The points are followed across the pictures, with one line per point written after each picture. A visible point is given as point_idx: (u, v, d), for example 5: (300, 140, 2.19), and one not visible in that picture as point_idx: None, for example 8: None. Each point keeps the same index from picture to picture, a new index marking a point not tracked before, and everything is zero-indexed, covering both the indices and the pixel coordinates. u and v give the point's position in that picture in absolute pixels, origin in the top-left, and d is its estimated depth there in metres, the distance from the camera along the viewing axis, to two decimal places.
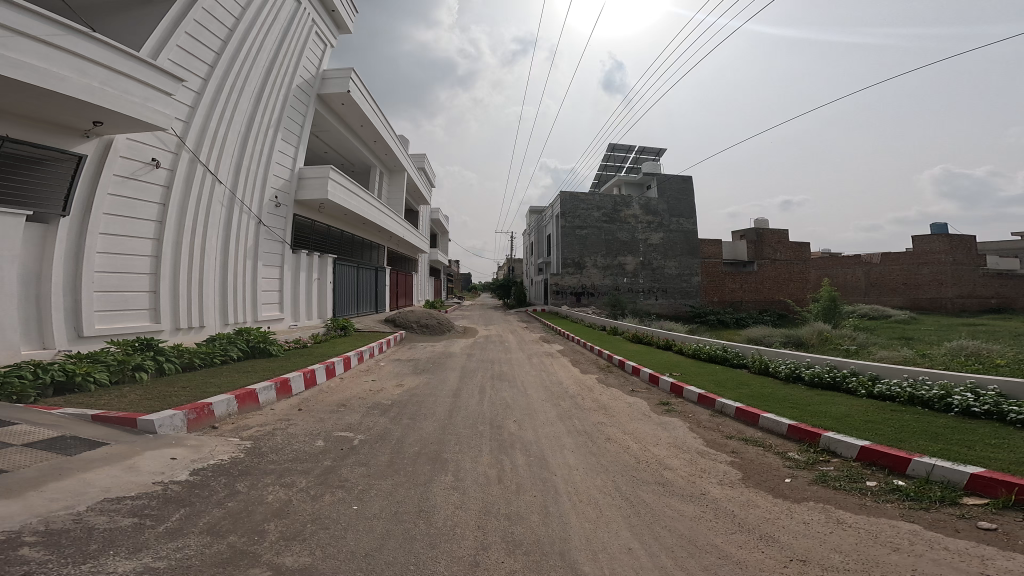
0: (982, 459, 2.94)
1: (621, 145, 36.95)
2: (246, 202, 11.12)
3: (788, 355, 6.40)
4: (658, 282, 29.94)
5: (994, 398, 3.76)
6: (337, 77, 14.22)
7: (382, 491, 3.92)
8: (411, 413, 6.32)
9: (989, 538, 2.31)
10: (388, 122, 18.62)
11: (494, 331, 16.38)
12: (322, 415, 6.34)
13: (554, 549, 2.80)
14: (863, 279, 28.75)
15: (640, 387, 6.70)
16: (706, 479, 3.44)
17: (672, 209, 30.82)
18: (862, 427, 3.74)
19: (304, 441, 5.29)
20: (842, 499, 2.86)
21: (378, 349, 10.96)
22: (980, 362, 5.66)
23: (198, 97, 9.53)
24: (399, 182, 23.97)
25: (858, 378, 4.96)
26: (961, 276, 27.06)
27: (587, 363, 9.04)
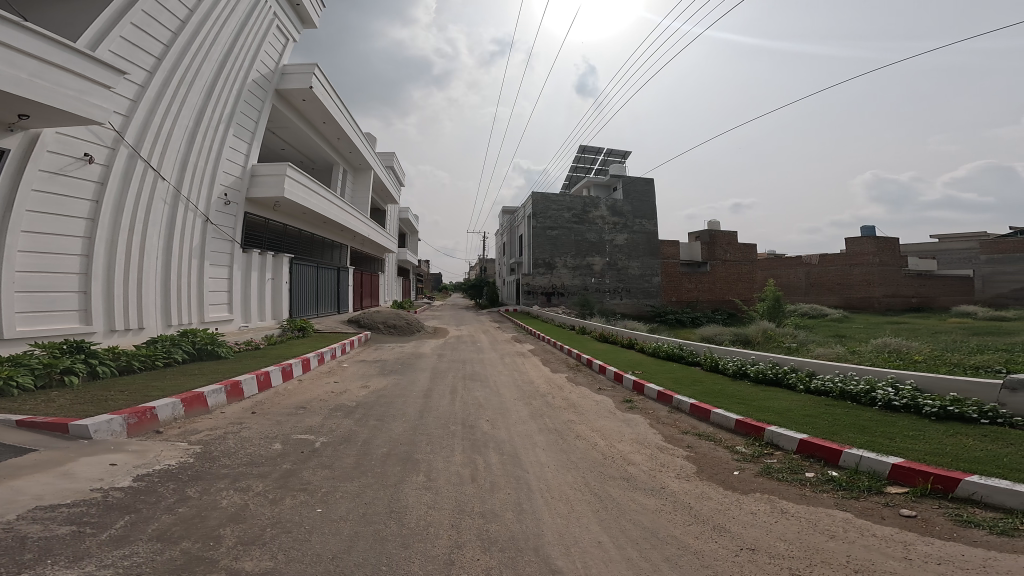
0: (903, 451, 3.18)
1: (591, 148, 37.99)
2: (192, 199, 10.21)
3: (736, 351, 6.88)
4: (623, 283, 31.05)
5: (911, 393, 4.12)
6: (300, 72, 13.48)
7: (348, 493, 3.83)
8: (378, 414, 6.22)
9: (910, 524, 2.46)
10: (353, 120, 17.79)
11: (464, 331, 16.32)
12: (279, 417, 6.07)
13: (528, 545, 2.89)
14: (804, 279, 30.97)
15: (606, 385, 6.97)
16: (665, 473, 3.67)
17: (637, 210, 31.81)
18: (800, 420, 4.11)
19: (260, 445, 5.04)
20: (784, 490, 3.11)
21: (340, 350, 10.60)
22: (902, 358, 6.25)
23: (141, 90, 8.73)
24: (365, 182, 22.86)
25: (797, 374, 5.43)
26: (888, 275, 29.37)
27: (555, 362, 9.25)
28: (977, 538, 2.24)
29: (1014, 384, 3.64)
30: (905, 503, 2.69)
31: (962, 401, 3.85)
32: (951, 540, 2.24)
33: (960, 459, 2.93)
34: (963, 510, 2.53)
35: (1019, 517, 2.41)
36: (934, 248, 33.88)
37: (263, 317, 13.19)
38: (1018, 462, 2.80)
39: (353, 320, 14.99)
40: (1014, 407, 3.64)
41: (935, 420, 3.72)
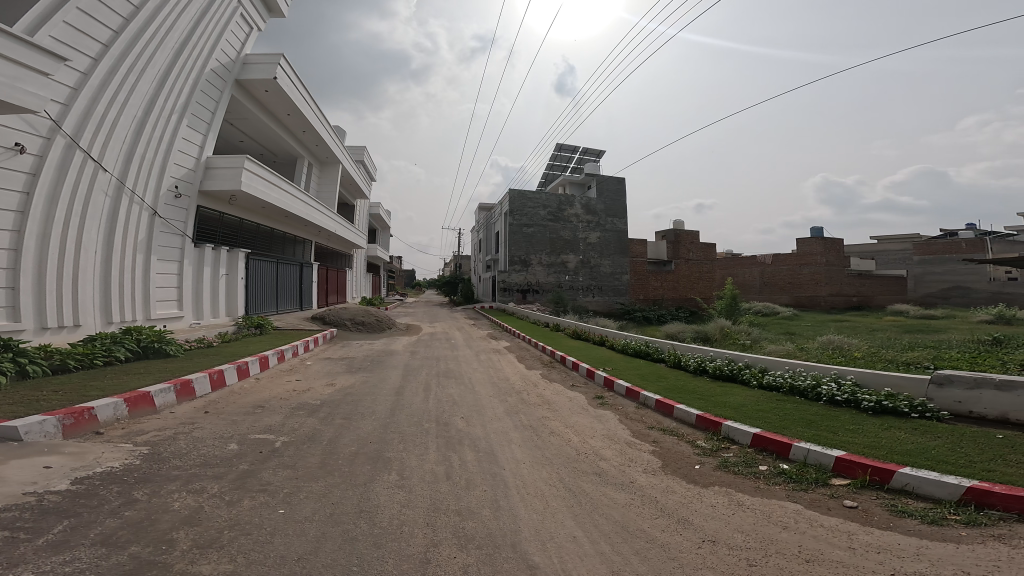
0: (845, 444, 3.50)
1: (567, 146, 38.11)
2: (138, 191, 9.34)
3: (697, 348, 7.24)
4: (596, 281, 31.38)
5: (852, 388, 4.51)
6: (264, 62, 12.81)
7: (313, 493, 3.72)
8: (345, 413, 6.05)
9: (853, 514, 2.71)
10: (320, 112, 16.94)
11: (438, 328, 16.06)
12: (235, 417, 5.77)
13: (505, 541, 2.95)
14: (757, 278, 32.16)
15: (578, 381, 7.14)
16: (634, 468, 3.85)
17: (609, 208, 32.28)
18: (753, 414, 4.43)
19: (214, 445, 4.77)
20: (741, 483, 3.35)
21: (303, 347, 10.15)
22: (844, 355, 6.80)
23: (84, 78, 8.02)
24: (332, 174, 21.65)
25: (751, 370, 5.82)
26: (832, 276, 29.75)
27: (530, 359, 9.35)
28: (911, 527, 2.50)
29: (940, 380, 4.05)
30: (848, 494, 2.97)
31: (895, 395, 4.25)
32: (890, 530, 2.49)
33: (893, 452, 3.26)
34: (898, 500, 2.81)
35: (944, 505, 2.70)
36: (872, 249, 35.95)
37: (217, 314, 12.34)
38: (942, 453, 3.14)
39: (317, 317, 14.37)
40: (940, 401, 4.06)
41: (871, 414, 4.09)
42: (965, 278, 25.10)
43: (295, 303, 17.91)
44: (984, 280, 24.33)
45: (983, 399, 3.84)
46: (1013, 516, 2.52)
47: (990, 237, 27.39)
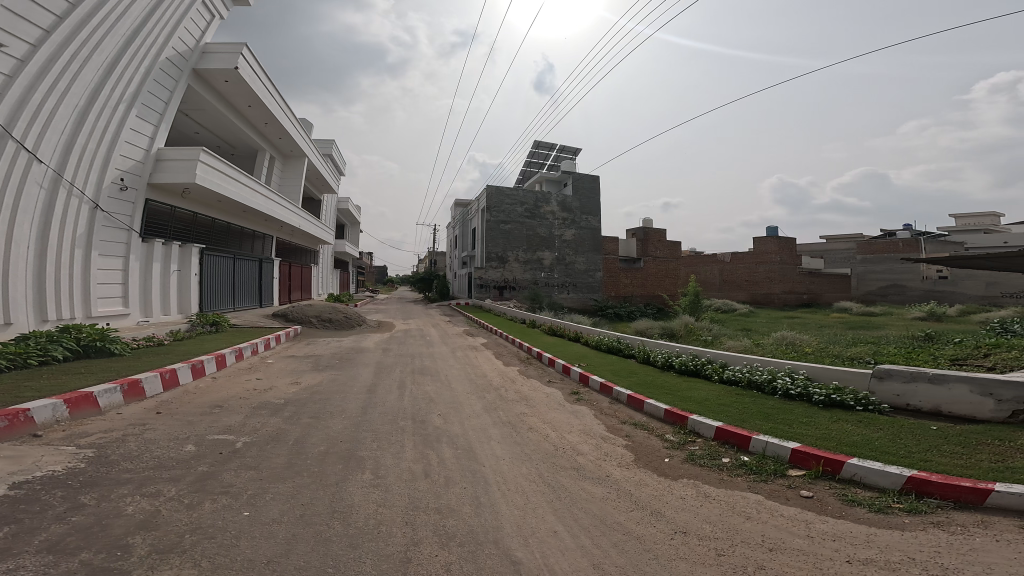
0: (799, 436, 3.78)
1: (544, 144, 38.10)
2: (77, 183, 8.66)
3: (665, 344, 7.54)
4: (570, 278, 31.93)
5: (804, 383, 4.87)
6: (226, 52, 12.21)
7: (281, 494, 3.59)
8: (312, 412, 5.84)
9: (809, 504, 2.94)
10: (282, 103, 16.26)
11: (411, 325, 15.68)
12: (191, 417, 5.42)
13: (487, 538, 2.99)
14: (717, 275, 33.11)
15: (554, 377, 7.27)
16: (609, 462, 3.99)
17: (584, 206, 32.73)
18: (715, 408, 4.70)
19: (169, 447, 4.48)
20: (706, 475, 3.55)
21: (263, 345, 9.65)
22: (797, 351, 7.32)
23: (20, 64, 7.55)
24: (295, 170, 20.75)
25: (712, 365, 6.14)
26: (786, 275, 30.62)
27: (508, 355, 9.39)
28: (860, 515, 2.72)
29: (881, 374, 4.38)
30: (804, 485, 3.21)
31: (842, 389, 4.60)
32: (841, 518, 2.71)
33: (842, 443, 3.55)
34: (848, 489, 3.05)
35: (889, 494, 2.94)
36: (822, 249, 37.94)
37: (167, 313, 11.46)
38: (883, 444, 3.44)
39: (279, 313, 13.66)
40: (880, 393, 4.39)
41: (820, 407, 4.44)
42: (900, 277, 25.88)
43: (254, 300, 16.93)
44: (918, 278, 25.02)
45: (918, 391, 4.16)
46: (948, 503, 2.75)
47: (923, 237, 29.33)
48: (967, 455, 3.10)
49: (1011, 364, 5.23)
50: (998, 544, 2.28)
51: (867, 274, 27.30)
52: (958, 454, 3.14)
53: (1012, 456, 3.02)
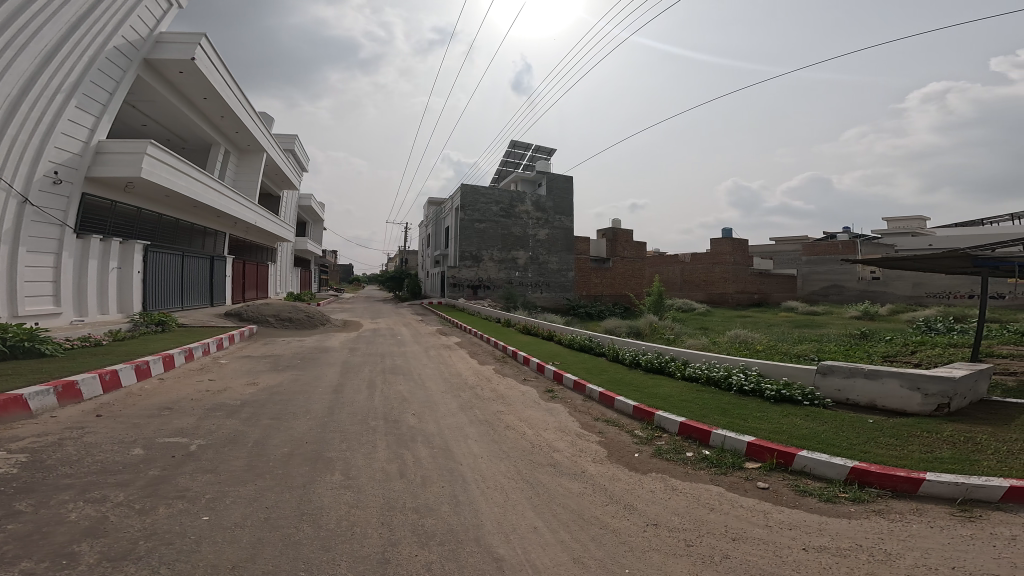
0: (754, 430, 4.10)
1: (520, 145, 38.02)
2: (5, 176, 8.30)
3: (633, 342, 7.82)
4: (544, 277, 31.84)
5: (756, 379, 5.26)
6: (182, 42, 12.00)
7: (243, 497, 3.42)
8: (273, 412, 5.56)
9: (766, 495, 3.21)
10: (240, 96, 16.01)
11: (382, 324, 15.21)
12: (137, 420, 5.00)
13: (468, 536, 3.00)
14: (679, 276, 34.32)
15: (529, 375, 7.37)
16: (585, 458, 4.13)
17: (558, 206, 32.77)
18: (678, 404, 4.98)
19: (114, 450, 4.14)
20: (673, 469, 3.77)
21: (215, 345, 9.01)
22: (750, 348, 7.87)
23: None
24: (251, 165, 20.08)
25: (675, 362, 6.46)
26: (739, 274, 31.56)
27: (482, 354, 9.37)
28: (812, 504, 3.00)
29: (825, 370, 4.80)
30: (760, 477, 3.49)
31: (791, 385, 5.01)
32: (795, 508, 2.98)
33: (792, 436, 3.89)
34: (800, 480, 3.34)
35: (835, 484, 3.24)
36: (773, 251, 40.40)
37: (104, 312, 10.95)
38: (828, 437, 3.80)
39: (232, 312, 12.79)
40: (824, 388, 4.84)
41: (772, 402, 4.81)
42: (840, 277, 27.95)
43: (204, 299, 16.05)
44: (855, 278, 27.19)
45: (855, 386, 4.60)
46: (886, 492, 3.07)
47: (861, 241, 31.82)
48: (900, 447, 3.48)
49: (934, 361, 5.94)
50: (931, 529, 2.54)
51: (811, 274, 29.29)
52: (893, 447, 3.51)
53: (936, 446, 3.42)
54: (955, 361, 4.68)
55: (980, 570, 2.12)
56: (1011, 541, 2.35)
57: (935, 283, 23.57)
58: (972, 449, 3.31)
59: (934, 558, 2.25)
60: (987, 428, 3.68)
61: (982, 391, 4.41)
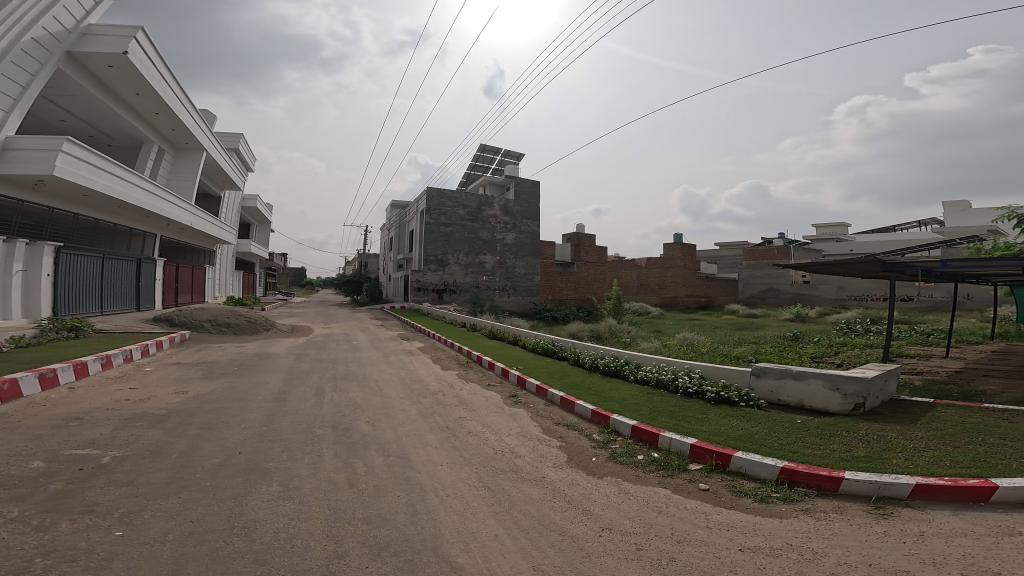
0: (696, 432, 4.42)
1: (490, 148, 37.67)
2: None
3: (592, 346, 8.11)
4: (511, 281, 31.31)
5: (699, 381, 5.66)
6: (113, 36, 11.80)
7: (165, 511, 3.20)
8: (203, 422, 5.15)
9: (707, 496, 3.47)
10: (176, 92, 15.52)
11: (335, 330, 14.54)
12: (38, 431, 4.47)
13: (425, 546, 2.98)
14: (636, 280, 35.80)
15: (494, 380, 7.40)
16: (546, 463, 4.25)
17: (524, 210, 32.38)
18: (631, 406, 5.25)
19: (7, 464, 3.71)
20: (627, 472, 3.97)
21: (140, 352, 8.18)
22: (696, 350, 8.41)
23: None
24: (188, 163, 19.23)
25: (629, 365, 6.78)
26: (689, 279, 33.49)
27: (446, 359, 9.25)
28: (747, 505, 3.29)
29: (759, 372, 5.27)
30: (702, 478, 3.77)
31: (730, 387, 5.45)
32: (732, 508, 3.26)
33: (729, 437, 4.23)
34: (736, 481, 3.65)
35: (767, 483, 3.57)
36: (721, 256, 43.15)
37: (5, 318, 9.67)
38: (761, 437, 4.18)
39: (162, 317, 11.70)
40: (758, 389, 5.30)
41: (713, 404, 5.20)
42: (776, 281, 30.44)
43: (131, 304, 14.61)
44: (789, 282, 29.77)
45: (786, 387, 5.08)
46: (812, 491, 3.41)
47: (795, 246, 34.85)
48: (822, 446, 3.89)
49: (853, 361, 6.69)
50: (852, 527, 2.86)
51: (751, 278, 31.73)
52: (817, 446, 3.92)
53: (853, 445, 3.86)
54: (870, 364, 5.26)
55: (892, 566, 2.40)
56: (918, 536, 2.67)
57: (856, 285, 26.42)
58: (883, 447, 3.77)
59: (854, 557, 2.53)
60: (896, 426, 4.17)
61: (891, 390, 5.00)
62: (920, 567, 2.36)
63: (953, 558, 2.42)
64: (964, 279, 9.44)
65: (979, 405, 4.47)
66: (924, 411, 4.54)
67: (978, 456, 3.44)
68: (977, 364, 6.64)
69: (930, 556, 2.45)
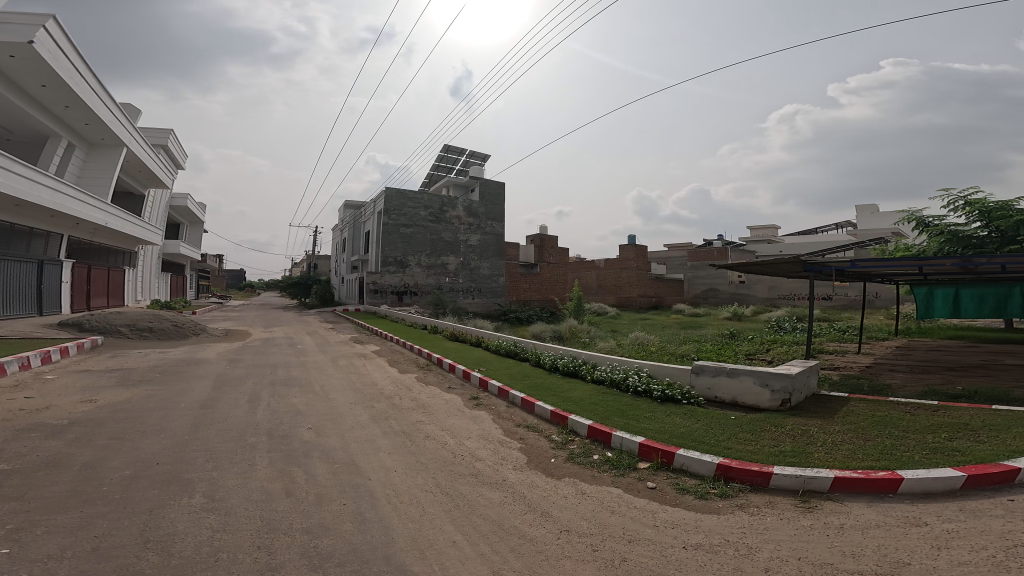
0: (643, 430, 4.70)
1: (455, 149, 36.65)
2: None
3: (552, 347, 8.29)
4: (475, 283, 30.97)
5: (647, 380, 6.01)
6: (17, 24, 11.18)
7: (63, 527, 2.92)
8: (115, 431, 4.65)
9: (655, 495, 3.72)
10: (90, 85, 14.53)
11: (278, 334, 13.59)
12: None
13: (377, 554, 2.91)
14: (595, 281, 36.85)
15: (454, 383, 7.32)
16: (506, 466, 4.31)
17: (489, 211, 31.99)
18: (586, 407, 5.46)
19: None
20: (583, 473, 4.14)
21: (42, 359, 7.17)
22: (646, 349, 8.90)
23: None
24: (104, 160, 17.75)
25: (585, 365, 7.02)
26: (642, 280, 35.15)
27: (403, 362, 9.01)
28: (689, 501, 3.57)
29: (697, 370, 5.72)
30: (649, 476, 4.02)
31: (674, 386, 5.83)
32: (677, 506, 3.52)
33: (673, 435, 4.54)
34: (680, 478, 3.95)
35: (706, 480, 3.90)
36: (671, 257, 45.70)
37: None
38: (700, 434, 4.53)
39: (68, 322, 10.32)
40: (698, 387, 5.73)
41: (660, 401, 5.54)
42: (716, 282, 32.91)
43: (25, 309, 12.69)
44: (727, 283, 32.28)
45: (720, 383, 5.53)
46: (745, 486, 3.77)
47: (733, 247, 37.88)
48: (754, 442, 4.30)
49: (780, 358, 7.42)
50: (782, 522, 3.20)
51: (695, 278, 34.08)
52: (749, 442, 4.32)
53: (779, 440, 4.30)
54: (795, 361, 5.85)
55: (817, 558, 2.72)
56: (839, 529, 3.04)
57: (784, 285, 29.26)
58: (805, 442, 4.23)
59: (786, 551, 2.83)
60: (817, 421, 4.70)
61: (812, 386, 5.62)
62: (841, 560, 2.69)
63: (869, 549, 2.77)
64: (870, 279, 10.85)
65: (886, 400, 5.14)
66: (842, 406, 5.14)
67: (884, 449, 3.96)
68: (882, 360, 7.66)
69: (849, 548, 2.80)
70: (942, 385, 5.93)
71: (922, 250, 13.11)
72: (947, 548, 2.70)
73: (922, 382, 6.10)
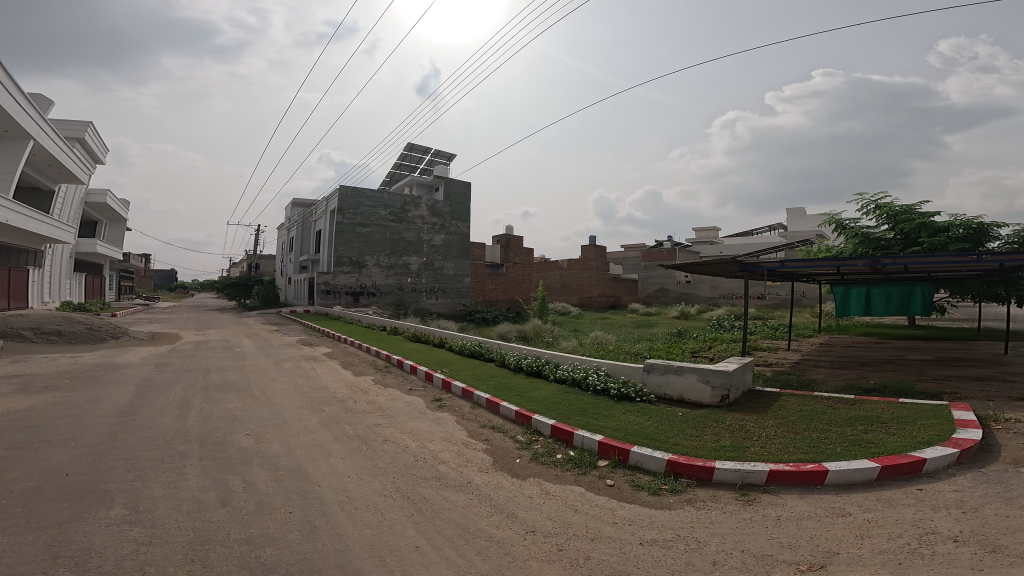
0: (601, 428, 4.91)
1: (418, 148, 35.28)
2: None
3: (515, 347, 8.37)
4: (438, 283, 30.22)
5: (605, 379, 6.26)
6: None
7: None
8: (14, 441, 4.10)
9: (613, 492, 3.91)
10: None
11: (217, 337, 12.51)
12: None
13: (332, 563, 2.80)
14: (559, 281, 37.25)
15: (416, 385, 7.18)
16: (470, 468, 4.31)
17: (453, 212, 31.32)
18: (548, 407, 5.60)
19: None
20: (547, 472, 4.25)
21: None
22: (605, 348, 9.26)
23: None
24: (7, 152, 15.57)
25: (547, 365, 7.16)
26: (602, 279, 36.19)
27: (362, 364, 8.67)
28: (644, 498, 3.80)
29: (649, 368, 6.07)
30: (607, 474, 4.22)
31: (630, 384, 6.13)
32: (634, 502, 3.73)
33: (628, 432, 4.79)
34: (635, 475, 4.19)
35: (659, 476, 4.16)
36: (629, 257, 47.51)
37: None
38: (651, 431, 4.82)
39: None
40: (650, 384, 6.06)
41: (616, 400, 5.81)
42: (666, 282, 34.79)
43: None
44: (676, 283, 34.22)
45: (670, 380, 5.90)
46: (692, 480, 4.07)
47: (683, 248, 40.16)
48: (699, 437, 4.65)
49: (721, 355, 8.03)
50: (726, 515, 3.50)
51: (648, 278, 35.79)
52: (695, 437, 4.66)
53: (722, 435, 4.68)
54: (734, 358, 6.36)
55: (759, 550, 3.01)
56: (776, 521, 3.39)
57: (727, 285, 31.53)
58: (743, 437, 4.64)
59: (730, 544, 3.10)
60: (755, 416, 5.17)
61: (749, 381, 6.15)
62: (779, 550, 3.00)
63: (802, 540, 3.12)
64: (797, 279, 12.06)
65: (813, 395, 5.76)
66: (775, 401, 5.69)
67: (812, 443, 4.44)
68: (808, 356, 8.55)
69: (786, 539, 3.13)
70: (859, 380, 6.73)
71: (840, 251, 14.73)
72: (868, 537, 3.09)
73: (842, 377, 6.88)
